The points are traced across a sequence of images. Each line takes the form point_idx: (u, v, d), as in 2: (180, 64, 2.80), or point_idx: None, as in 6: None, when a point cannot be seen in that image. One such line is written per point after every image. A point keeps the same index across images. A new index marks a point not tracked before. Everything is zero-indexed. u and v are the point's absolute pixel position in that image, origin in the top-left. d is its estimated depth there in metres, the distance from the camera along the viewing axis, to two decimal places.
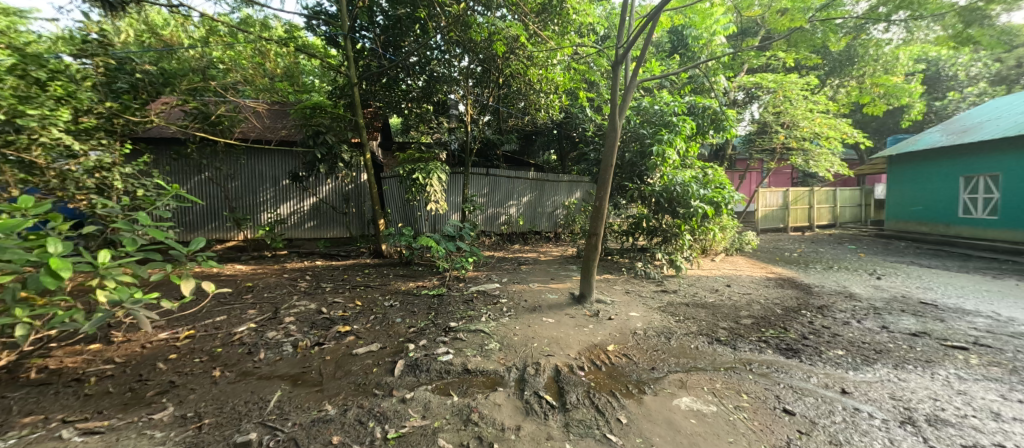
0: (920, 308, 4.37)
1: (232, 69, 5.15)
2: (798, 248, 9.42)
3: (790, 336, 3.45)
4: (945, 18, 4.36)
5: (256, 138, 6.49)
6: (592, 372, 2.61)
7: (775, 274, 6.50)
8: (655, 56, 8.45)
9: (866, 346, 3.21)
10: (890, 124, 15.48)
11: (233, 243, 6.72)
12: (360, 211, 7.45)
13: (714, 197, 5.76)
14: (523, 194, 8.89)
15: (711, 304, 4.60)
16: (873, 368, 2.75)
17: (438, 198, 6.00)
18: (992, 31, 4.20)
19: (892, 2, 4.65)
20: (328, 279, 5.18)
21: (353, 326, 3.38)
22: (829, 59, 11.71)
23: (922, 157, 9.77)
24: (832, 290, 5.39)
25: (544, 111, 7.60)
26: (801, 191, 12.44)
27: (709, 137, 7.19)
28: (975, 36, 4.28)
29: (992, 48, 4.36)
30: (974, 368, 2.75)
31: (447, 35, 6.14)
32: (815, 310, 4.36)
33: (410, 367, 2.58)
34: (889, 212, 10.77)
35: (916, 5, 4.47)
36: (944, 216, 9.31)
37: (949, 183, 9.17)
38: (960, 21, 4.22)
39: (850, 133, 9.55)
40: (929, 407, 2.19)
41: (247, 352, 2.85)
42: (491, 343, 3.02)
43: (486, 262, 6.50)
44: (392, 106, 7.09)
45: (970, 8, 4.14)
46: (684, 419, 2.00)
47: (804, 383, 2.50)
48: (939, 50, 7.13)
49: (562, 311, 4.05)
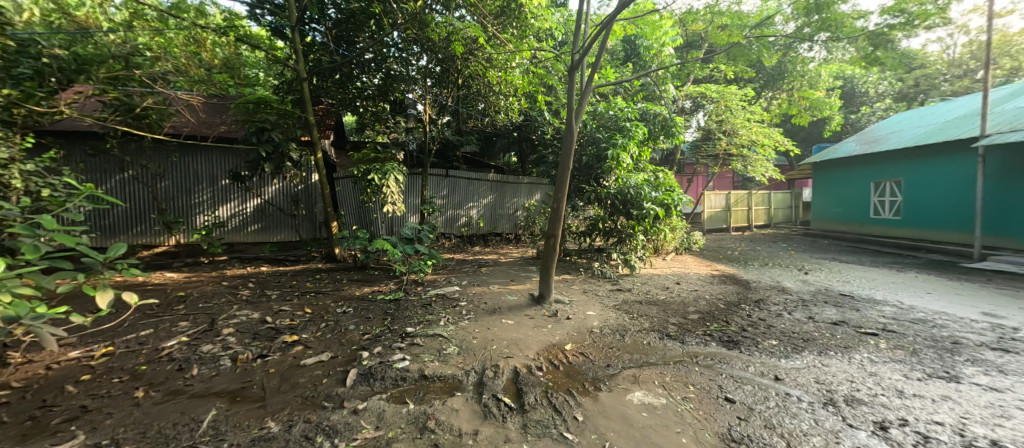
0: (840, 300, 4.87)
1: (162, 58, 4.69)
2: (739, 247, 10.17)
3: (731, 328, 3.71)
4: (858, 40, 5.06)
5: (190, 133, 5.95)
6: (550, 371, 2.65)
7: (719, 271, 6.98)
8: (610, 64, 8.78)
9: (795, 335, 3.52)
10: (815, 134, 17.17)
11: (162, 249, 6.10)
12: (311, 213, 7.07)
13: (664, 199, 6.10)
14: (483, 196, 8.86)
15: (662, 301, 4.84)
16: (801, 355, 3.03)
17: (395, 199, 5.80)
18: (893, 54, 4.96)
19: (813, 24, 5.19)
20: (274, 286, 4.86)
21: (301, 336, 3.19)
22: (763, 73, 12.79)
23: (841, 164, 10.94)
24: (768, 285, 5.87)
25: (504, 113, 7.63)
26: (741, 194, 13.45)
27: (660, 142, 7.57)
28: (882, 58, 5.02)
29: (894, 69, 5.10)
30: (882, 351, 3.10)
31: (404, 32, 5.97)
32: (753, 304, 4.73)
33: (363, 376, 2.47)
34: (815, 213, 11.93)
35: (834, 28, 5.06)
36: (857, 217, 10.49)
37: (862, 188, 10.35)
38: (870, 44, 4.95)
39: (782, 141, 10.48)
40: (847, 389, 2.44)
41: (177, 369, 2.60)
42: (449, 347, 2.97)
43: (445, 265, 6.40)
44: (345, 104, 6.80)
45: (877, 33, 4.85)
46: (637, 413, 2.08)
47: (743, 372, 2.69)
48: (852, 69, 8.02)
49: (521, 312, 4.07)
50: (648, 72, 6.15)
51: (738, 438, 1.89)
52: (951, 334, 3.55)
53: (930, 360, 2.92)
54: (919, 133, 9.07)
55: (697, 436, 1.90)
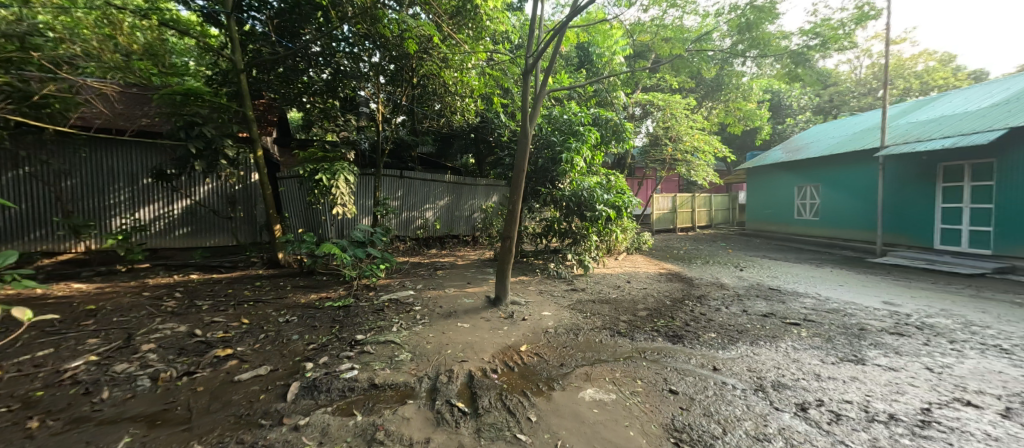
0: (770, 294, 5.34)
1: (68, 41, 4.15)
2: (683, 246, 10.84)
3: (676, 324, 3.94)
4: (782, 57, 5.66)
5: (104, 126, 5.30)
6: (505, 373, 2.65)
7: (666, 270, 7.38)
8: (564, 69, 9.00)
9: (731, 327, 3.81)
10: (748, 142, 18.74)
11: (69, 256, 5.37)
12: (250, 215, 6.57)
13: (615, 201, 6.40)
14: (440, 197, 8.71)
15: (614, 299, 5.03)
16: (736, 346, 3.28)
17: (345, 201, 5.52)
18: (811, 72, 5.62)
19: (745, 42, 5.70)
20: (205, 295, 4.44)
21: (236, 349, 2.94)
22: (704, 85, 13.78)
23: (770, 169, 12.03)
24: (709, 281, 6.31)
25: (460, 114, 7.57)
26: (685, 197, 14.34)
27: (611, 147, 7.88)
28: (801, 74, 5.67)
29: (811, 85, 5.72)
30: (803, 339, 3.44)
31: (354, 26, 5.74)
32: (695, 300, 5.05)
33: (306, 389, 2.33)
34: (749, 214, 13.02)
35: (762, 46, 5.60)
36: (783, 218, 11.61)
37: (787, 191, 11.46)
38: (792, 62, 5.58)
39: (720, 148, 11.25)
40: (774, 375, 2.68)
41: (83, 393, 2.29)
42: (402, 354, 2.88)
43: (399, 269, 6.21)
44: (289, 99, 6.45)
45: (798, 52, 5.48)
46: (588, 409, 2.14)
47: (685, 364, 2.86)
48: (778, 84, 8.87)
49: (477, 315, 4.05)
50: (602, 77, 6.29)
51: (680, 427, 2.00)
52: (859, 322, 4.01)
53: (841, 346, 3.28)
54: (833, 143, 10.18)
55: (644, 428, 1.99)
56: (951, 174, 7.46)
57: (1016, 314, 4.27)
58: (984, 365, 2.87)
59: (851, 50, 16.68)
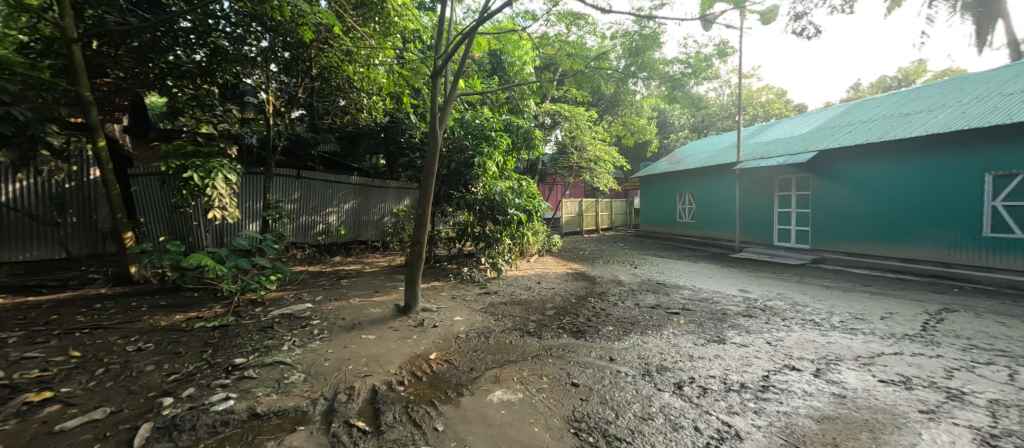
0: (658, 287, 6.07)
1: None
2: (589, 247, 11.74)
3: (580, 319, 4.24)
4: (665, 82, 6.51)
5: None
6: (413, 384, 2.55)
7: (573, 269, 7.89)
8: (477, 75, 9.08)
9: (626, 320, 4.23)
10: (641, 153, 21.08)
11: None
12: (88, 221, 5.28)
13: (526, 205, 6.65)
14: (345, 200, 8.06)
15: (525, 300, 5.21)
16: (628, 336, 3.65)
17: (224, 205, 4.75)
18: (685, 97, 6.60)
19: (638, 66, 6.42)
20: (14, 325, 3.44)
21: (60, 390, 2.33)
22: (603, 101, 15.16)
23: (657, 179, 13.75)
24: (609, 279, 6.92)
25: (367, 112, 7.12)
26: (590, 201, 15.54)
27: (522, 153, 8.13)
28: (678, 98, 6.61)
29: (686, 108, 6.69)
30: (682, 326, 3.98)
31: (236, 4, 5.07)
32: (597, 296, 5.49)
33: (164, 430, 1.94)
34: (643, 217, 14.69)
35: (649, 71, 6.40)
36: (668, 221, 13.31)
37: (670, 198, 13.19)
38: (672, 87, 6.49)
39: (618, 158, 12.42)
40: (658, 360, 3.04)
41: None
42: (293, 375, 2.58)
43: (295, 279, 5.58)
44: (142, 81, 5.30)
45: (676, 79, 6.39)
46: (496, 411, 2.18)
47: (587, 357, 3.10)
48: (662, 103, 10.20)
49: (384, 325, 3.83)
50: (512, 85, 6.30)
51: (580, 417, 2.14)
52: (722, 307, 4.79)
53: (709, 329, 3.88)
54: (704, 157, 12.01)
55: (547, 423, 2.08)
56: (783, 185, 9.35)
57: (824, 294, 5.53)
58: (804, 337, 3.65)
59: (716, 80, 19.91)
